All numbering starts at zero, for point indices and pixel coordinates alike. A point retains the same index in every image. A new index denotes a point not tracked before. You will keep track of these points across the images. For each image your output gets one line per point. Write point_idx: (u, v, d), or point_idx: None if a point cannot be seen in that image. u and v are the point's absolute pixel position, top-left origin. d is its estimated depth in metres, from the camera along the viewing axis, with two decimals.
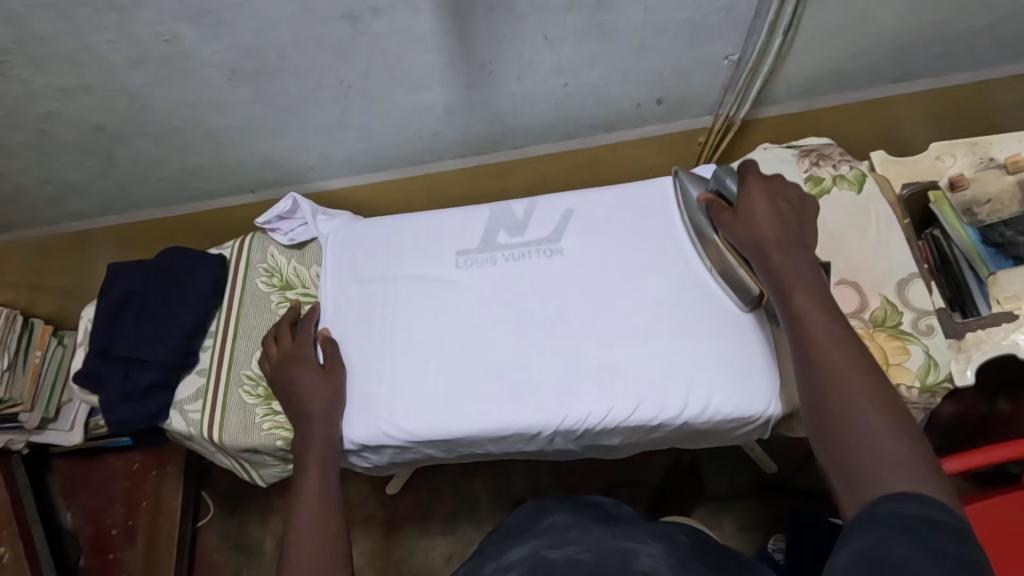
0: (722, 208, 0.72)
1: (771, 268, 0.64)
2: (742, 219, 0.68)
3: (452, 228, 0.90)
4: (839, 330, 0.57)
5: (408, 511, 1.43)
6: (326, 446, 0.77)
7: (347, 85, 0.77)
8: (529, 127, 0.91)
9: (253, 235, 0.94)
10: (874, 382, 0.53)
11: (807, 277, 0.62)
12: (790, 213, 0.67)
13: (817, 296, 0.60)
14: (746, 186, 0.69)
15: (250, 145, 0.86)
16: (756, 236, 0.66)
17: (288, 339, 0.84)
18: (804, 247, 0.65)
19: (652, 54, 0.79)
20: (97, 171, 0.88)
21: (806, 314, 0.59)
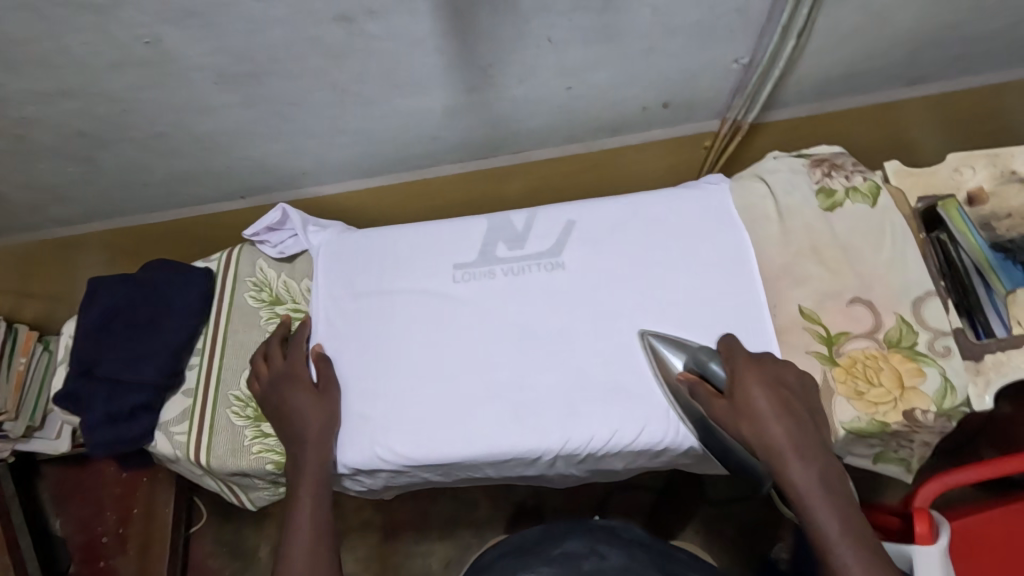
0: (712, 396, 0.69)
1: (783, 475, 0.63)
2: (745, 415, 0.65)
3: (450, 239, 0.86)
4: (864, 546, 0.58)
5: (405, 515, 1.40)
6: (320, 471, 0.73)
7: (341, 90, 0.74)
8: (530, 129, 0.88)
9: (241, 247, 0.91)
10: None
11: (833, 508, 0.60)
12: (789, 397, 0.66)
13: (854, 534, 0.58)
14: (740, 379, 0.67)
15: (241, 149, 0.84)
16: (765, 436, 0.64)
17: (277, 360, 0.81)
18: (814, 437, 0.64)
19: (662, 56, 0.75)
20: (82, 176, 0.86)
21: (828, 531, 0.59)
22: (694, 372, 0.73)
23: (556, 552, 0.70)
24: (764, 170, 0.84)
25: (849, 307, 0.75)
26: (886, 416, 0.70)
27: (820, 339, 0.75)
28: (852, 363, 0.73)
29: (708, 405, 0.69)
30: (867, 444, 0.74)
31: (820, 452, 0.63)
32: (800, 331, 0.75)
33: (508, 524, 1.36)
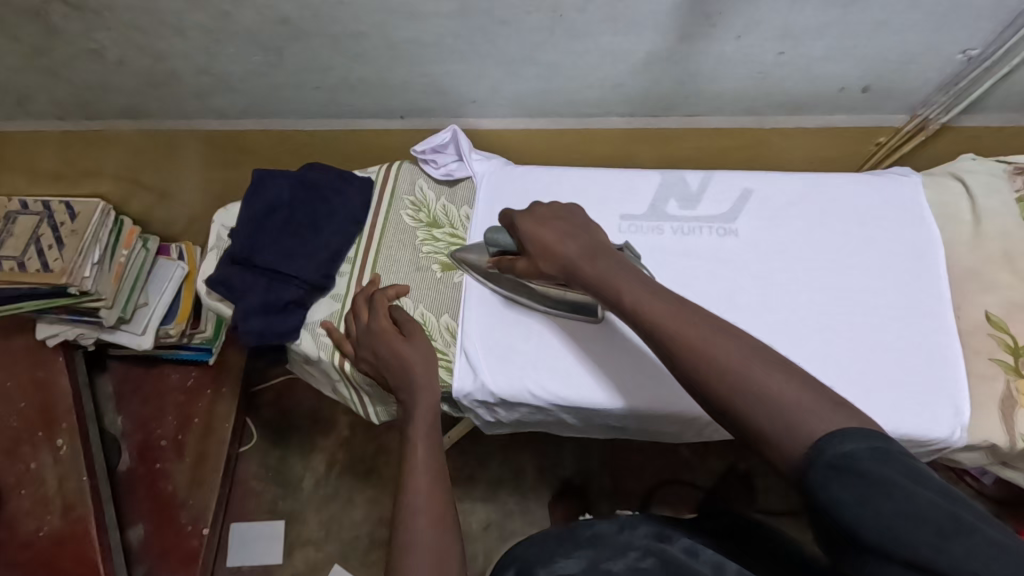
0: (513, 260, 0.76)
1: (588, 284, 0.66)
2: (541, 247, 0.70)
3: (617, 190, 0.85)
4: (670, 303, 0.57)
5: (454, 472, 1.39)
6: (430, 418, 0.72)
7: (558, 14, 0.71)
8: (715, 94, 0.84)
9: (401, 164, 0.90)
10: (726, 332, 0.53)
11: (630, 276, 0.63)
12: (570, 223, 0.72)
13: (648, 286, 0.61)
14: (521, 228, 0.72)
15: (427, 65, 0.80)
16: (561, 258, 0.68)
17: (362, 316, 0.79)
18: (601, 247, 0.68)
19: (890, 33, 0.72)
20: (259, 68, 0.83)
21: (640, 305, 0.59)
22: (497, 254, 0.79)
23: (588, 534, 0.68)
24: (961, 169, 0.81)
25: None
26: None
27: (1005, 347, 0.72)
28: None
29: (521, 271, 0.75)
30: None
31: (607, 252, 0.67)
32: (985, 337, 0.73)
33: (555, 496, 1.36)
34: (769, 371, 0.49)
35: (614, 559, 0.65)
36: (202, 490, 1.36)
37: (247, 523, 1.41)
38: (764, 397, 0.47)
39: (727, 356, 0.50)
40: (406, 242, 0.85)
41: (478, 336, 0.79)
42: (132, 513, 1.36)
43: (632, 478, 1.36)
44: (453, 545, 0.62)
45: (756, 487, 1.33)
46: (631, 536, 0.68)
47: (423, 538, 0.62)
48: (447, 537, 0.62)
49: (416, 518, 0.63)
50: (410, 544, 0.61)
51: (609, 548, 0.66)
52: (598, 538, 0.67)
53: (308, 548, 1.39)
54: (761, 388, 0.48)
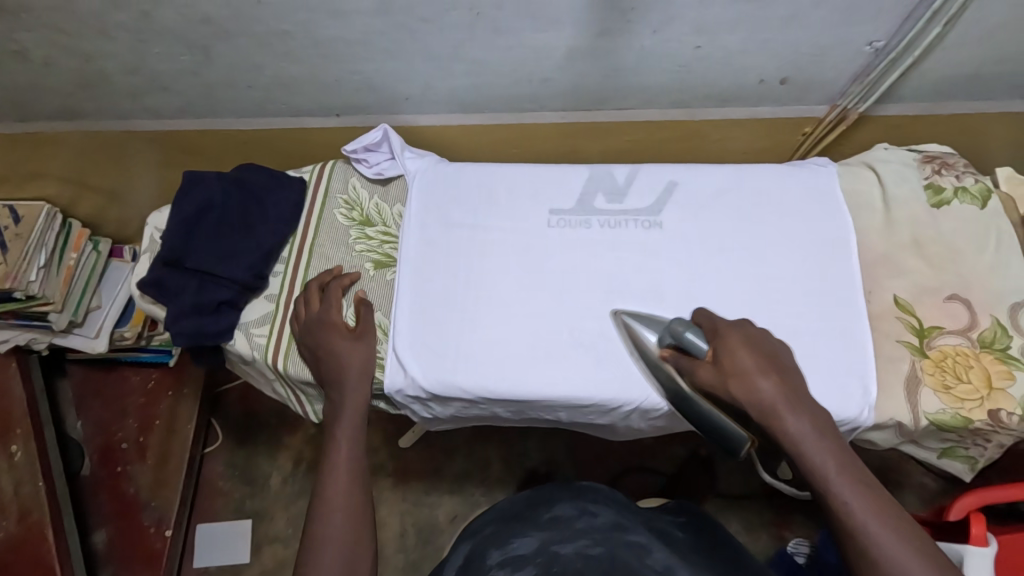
0: (696, 364, 0.68)
1: (780, 438, 0.62)
2: (735, 377, 0.64)
3: (549, 185, 0.86)
4: (870, 494, 0.58)
5: (419, 465, 1.41)
6: (356, 414, 0.75)
7: (476, 12, 0.72)
8: (643, 89, 0.86)
9: (335, 162, 0.91)
10: (910, 539, 0.56)
11: (837, 444, 0.61)
12: (771, 358, 0.66)
13: (852, 469, 0.59)
14: (727, 345, 0.67)
15: (355, 64, 0.81)
16: (755, 395, 0.63)
17: (316, 303, 0.81)
18: (801, 397, 0.64)
19: (801, 27, 0.74)
20: (188, 68, 0.83)
21: (839, 488, 0.59)
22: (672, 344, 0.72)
23: (547, 515, 0.73)
24: (875, 159, 0.84)
25: (947, 303, 0.76)
26: (972, 413, 0.71)
27: (912, 329, 0.75)
28: (943, 357, 0.73)
29: (702, 380, 0.67)
30: (941, 439, 0.75)
31: (812, 406, 0.63)
32: (893, 320, 0.76)
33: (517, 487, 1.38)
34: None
35: (564, 542, 0.69)
36: (165, 492, 1.34)
37: (214, 523, 1.41)
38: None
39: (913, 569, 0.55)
40: (338, 240, 0.87)
41: (412, 330, 0.80)
42: (96, 517, 1.34)
43: (593, 466, 1.39)
44: (365, 539, 0.70)
45: (715, 473, 1.35)
46: (587, 523, 0.72)
47: (337, 532, 0.69)
48: (359, 531, 0.70)
49: (332, 515, 0.69)
50: (325, 537, 0.68)
51: (565, 531, 0.71)
52: (557, 523, 0.72)
53: (276, 546, 1.40)
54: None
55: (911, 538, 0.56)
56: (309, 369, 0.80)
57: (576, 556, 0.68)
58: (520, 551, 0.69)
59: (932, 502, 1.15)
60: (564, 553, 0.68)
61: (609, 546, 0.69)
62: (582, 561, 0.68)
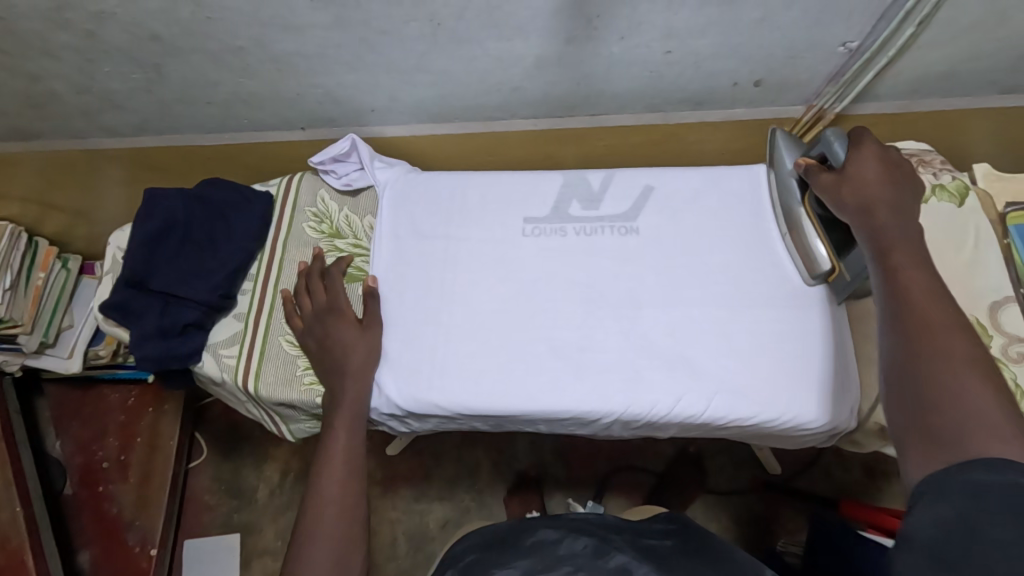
0: (820, 171, 0.70)
1: (867, 231, 0.63)
2: (848, 180, 0.66)
3: (523, 193, 0.85)
4: (935, 288, 0.56)
5: (407, 474, 1.39)
6: (354, 405, 0.73)
7: (436, 23, 0.69)
8: (615, 93, 0.84)
9: (302, 174, 0.88)
10: (963, 333, 0.52)
11: (917, 247, 0.60)
12: (898, 176, 0.65)
13: (928, 269, 0.58)
14: (855, 153, 0.67)
15: (316, 77, 0.79)
16: (861, 194, 0.65)
17: (321, 290, 0.80)
18: (911, 213, 0.63)
19: (771, 29, 0.73)
20: (141, 86, 0.80)
21: (905, 272, 0.58)
22: (819, 157, 0.73)
23: (531, 540, 0.72)
24: None
25: None
26: None
27: None
28: None
29: (817, 184, 0.70)
30: None
31: (909, 219, 0.62)
32: None
33: (508, 491, 1.36)
34: (978, 386, 0.49)
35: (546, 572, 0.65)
36: (149, 510, 1.31)
37: (202, 538, 1.39)
38: (955, 402, 0.49)
39: (952, 355, 0.51)
40: (304, 256, 0.84)
41: (390, 340, 0.78)
42: (79, 537, 1.31)
43: (583, 468, 1.37)
44: (358, 536, 0.70)
45: (705, 470, 1.34)
46: (569, 549, 0.69)
47: (330, 528, 0.69)
48: (350, 532, 0.70)
49: (326, 510, 0.70)
50: (318, 531, 0.69)
51: (546, 556, 0.68)
52: (540, 547, 0.70)
53: (266, 558, 1.38)
54: (961, 391, 0.49)
55: (963, 340, 0.52)
56: (310, 359, 0.79)
57: None
58: None
59: None
60: None
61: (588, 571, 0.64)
62: None
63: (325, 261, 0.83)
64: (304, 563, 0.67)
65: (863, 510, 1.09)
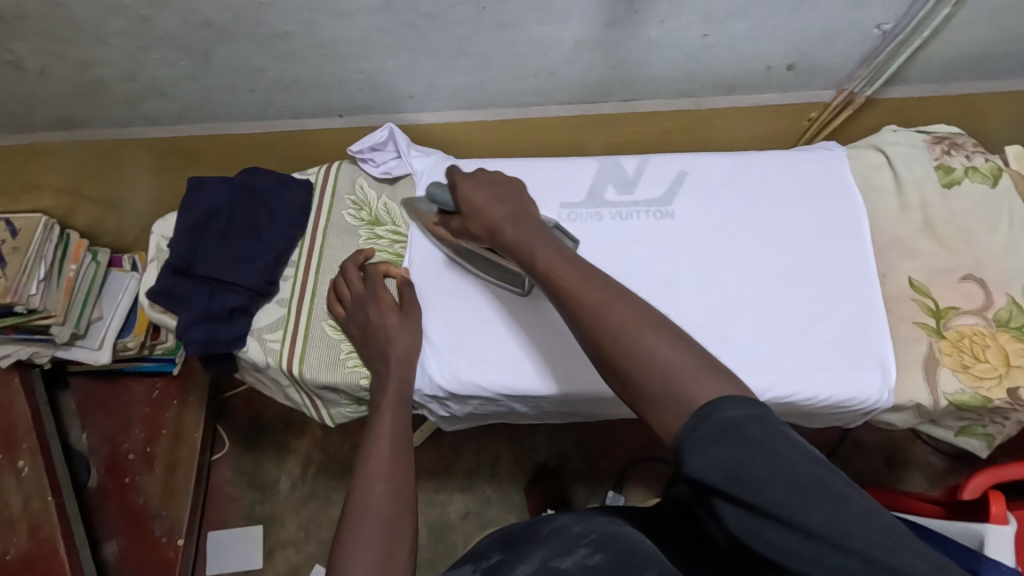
0: (449, 217, 0.78)
1: (507, 244, 0.68)
2: (469, 213, 0.73)
3: (557, 178, 0.86)
4: (580, 269, 0.61)
5: (429, 463, 1.41)
6: (399, 386, 0.75)
7: (482, 7, 0.71)
8: (649, 78, 0.86)
9: (341, 163, 0.89)
10: (611, 293, 0.58)
11: (545, 242, 0.65)
12: (504, 188, 0.74)
13: (562, 254, 0.63)
14: (464, 188, 0.74)
15: (358, 62, 0.81)
16: (487, 219, 0.70)
17: (358, 281, 0.81)
18: (531, 216, 0.70)
19: (807, 12, 0.74)
20: (187, 73, 0.82)
21: (552, 269, 0.61)
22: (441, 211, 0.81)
23: (546, 530, 0.63)
24: (883, 142, 0.84)
25: (962, 284, 0.75)
26: (991, 391, 0.71)
27: (928, 311, 0.75)
28: (959, 338, 0.74)
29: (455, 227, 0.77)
30: (958, 418, 0.75)
31: (533, 221, 0.69)
32: (909, 302, 0.76)
33: (529, 481, 1.38)
34: (635, 324, 0.54)
35: (563, 556, 0.58)
36: (175, 500, 1.32)
37: (226, 529, 1.41)
38: (648, 360, 0.52)
39: (619, 316, 0.55)
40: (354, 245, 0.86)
41: (430, 328, 0.80)
42: (105, 528, 1.33)
43: (604, 458, 1.38)
44: (407, 518, 0.66)
45: None
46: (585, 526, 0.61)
47: (377, 511, 0.66)
48: (398, 514, 0.66)
49: (374, 488, 0.67)
50: (370, 506, 0.66)
51: (564, 541, 0.60)
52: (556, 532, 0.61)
53: (289, 550, 1.39)
54: (644, 349, 0.52)
55: (616, 297, 0.57)
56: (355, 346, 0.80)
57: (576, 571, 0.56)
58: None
59: (938, 480, 1.26)
60: (564, 568, 0.57)
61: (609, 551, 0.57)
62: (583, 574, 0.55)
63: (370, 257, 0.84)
64: (351, 546, 0.62)
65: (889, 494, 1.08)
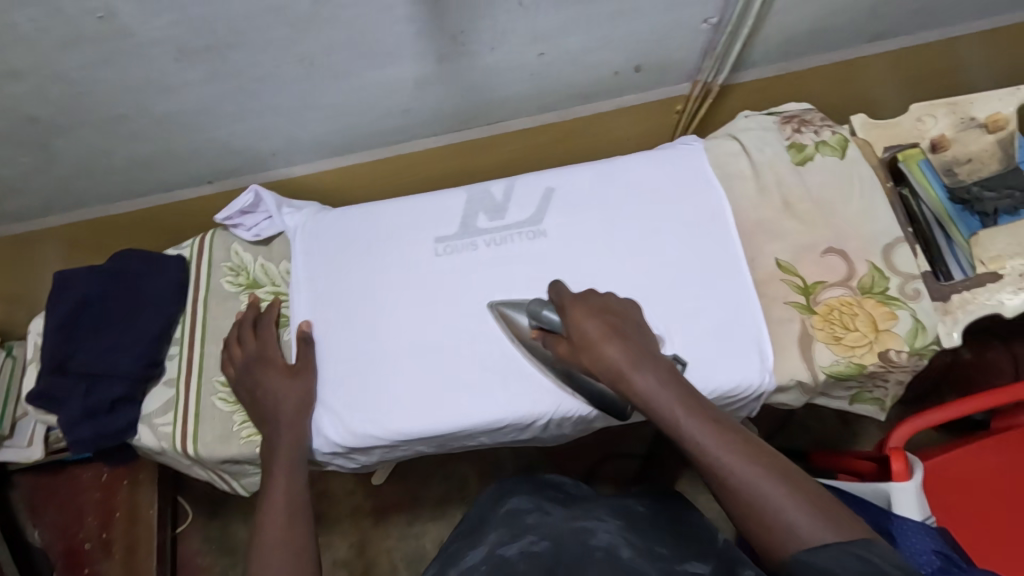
0: (554, 341, 0.73)
1: (633, 395, 0.64)
2: (580, 348, 0.68)
3: (431, 213, 0.86)
4: (736, 434, 0.58)
5: (398, 500, 1.38)
6: (292, 450, 0.74)
7: (308, 63, 0.70)
8: (504, 100, 0.86)
9: (214, 231, 0.88)
10: (741, 453, 0.57)
11: (677, 390, 0.62)
12: (620, 321, 0.70)
13: (694, 402, 0.61)
14: (576, 319, 0.69)
15: (206, 131, 0.79)
16: (606, 363, 0.66)
17: (252, 338, 0.81)
18: (653, 359, 0.66)
19: (633, 18, 0.75)
20: (35, 167, 0.80)
21: (696, 433, 0.59)
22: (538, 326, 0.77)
23: (505, 510, 0.77)
24: (737, 129, 0.86)
25: (826, 256, 0.77)
26: (864, 358, 0.73)
27: (797, 289, 0.77)
28: (829, 311, 0.75)
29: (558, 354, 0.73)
30: (845, 387, 0.77)
31: (652, 358, 0.66)
32: (778, 283, 0.78)
33: None
34: (770, 476, 0.55)
35: (508, 545, 0.69)
36: None
37: None
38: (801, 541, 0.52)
39: (751, 485, 0.55)
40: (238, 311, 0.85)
41: (327, 386, 0.79)
42: None
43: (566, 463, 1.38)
44: None
45: None
46: (539, 518, 0.73)
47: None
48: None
49: (272, 557, 0.66)
50: None
51: (515, 526, 0.73)
52: (513, 516, 0.75)
53: None
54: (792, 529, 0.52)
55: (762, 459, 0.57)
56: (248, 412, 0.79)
57: (519, 556, 0.67)
58: (471, 562, 0.69)
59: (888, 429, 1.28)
60: (508, 555, 0.67)
61: (554, 539, 0.68)
62: (524, 559, 0.66)
63: (260, 307, 0.84)
64: None
65: (832, 458, 1.10)
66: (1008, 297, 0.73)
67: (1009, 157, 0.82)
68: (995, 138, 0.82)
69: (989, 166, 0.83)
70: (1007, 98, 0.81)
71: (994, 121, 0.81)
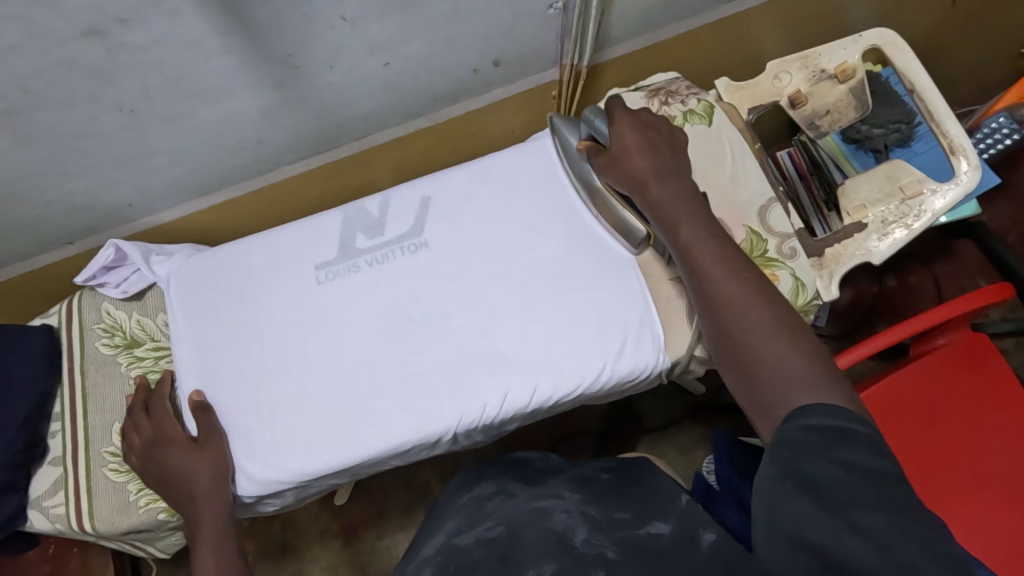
0: (596, 152, 0.74)
1: (650, 208, 0.68)
2: (615, 158, 0.71)
3: (307, 240, 0.82)
4: (736, 261, 0.62)
5: (363, 515, 1.30)
6: (216, 528, 0.71)
7: (129, 110, 0.65)
8: (365, 114, 0.83)
9: (81, 293, 0.84)
10: (747, 281, 0.60)
11: (691, 210, 0.66)
12: (660, 138, 0.71)
13: (708, 232, 0.64)
14: (619, 124, 0.71)
15: (43, 195, 0.74)
16: (631, 172, 0.69)
17: (147, 419, 0.76)
18: (686, 183, 0.68)
19: (474, 15, 0.72)
20: None
21: (700, 248, 0.63)
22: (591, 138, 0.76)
23: (470, 500, 0.73)
24: None
25: None
26: None
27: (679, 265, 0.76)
28: None
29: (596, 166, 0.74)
30: None
31: (679, 179, 0.68)
32: (658, 263, 0.77)
33: None
34: (767, 312, 0.58)
35: (463, 534, 0.63)
36: None
37: None
38: (773, 363, 0.56)
39: (747, 309, 0.59)
40: (125, 388, 0.81)
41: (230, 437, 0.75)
42: None
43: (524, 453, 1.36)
44: None
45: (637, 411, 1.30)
46: (499, 501, 0.69)
47: None
48: None
49: None
50: None
51: (475, 512, 0.68)
52: (474, 503, 0.71)
53: None
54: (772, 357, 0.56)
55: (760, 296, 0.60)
56: (163, 494, 0.76)
57: (474, 543, 0.61)
58: (427, 553, 0.65)
59: None
60: (462, 543, 0.62)
61: (509, 523, 0.62)
62: (477, 545, 0.60)
63: (150, 386, 0.80)
64: None
65: None
66: (875, 244, 0.77)
67: (864, 102, 0.85)
68: (847, 87, 0.85)
69: (847, 115, 0.86)
70: (852, 44, 0.85)
71: (842, 70, 0.84)
